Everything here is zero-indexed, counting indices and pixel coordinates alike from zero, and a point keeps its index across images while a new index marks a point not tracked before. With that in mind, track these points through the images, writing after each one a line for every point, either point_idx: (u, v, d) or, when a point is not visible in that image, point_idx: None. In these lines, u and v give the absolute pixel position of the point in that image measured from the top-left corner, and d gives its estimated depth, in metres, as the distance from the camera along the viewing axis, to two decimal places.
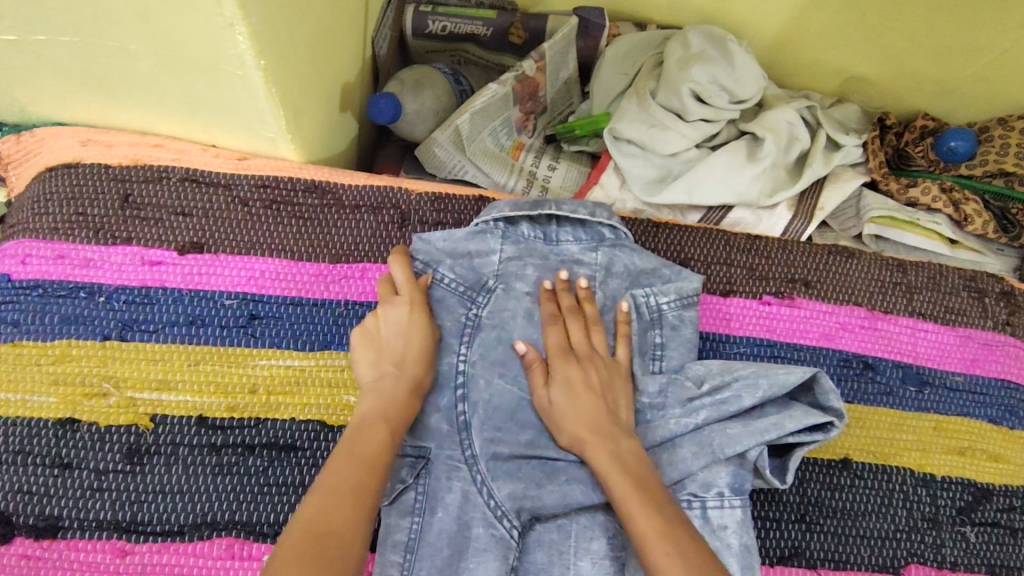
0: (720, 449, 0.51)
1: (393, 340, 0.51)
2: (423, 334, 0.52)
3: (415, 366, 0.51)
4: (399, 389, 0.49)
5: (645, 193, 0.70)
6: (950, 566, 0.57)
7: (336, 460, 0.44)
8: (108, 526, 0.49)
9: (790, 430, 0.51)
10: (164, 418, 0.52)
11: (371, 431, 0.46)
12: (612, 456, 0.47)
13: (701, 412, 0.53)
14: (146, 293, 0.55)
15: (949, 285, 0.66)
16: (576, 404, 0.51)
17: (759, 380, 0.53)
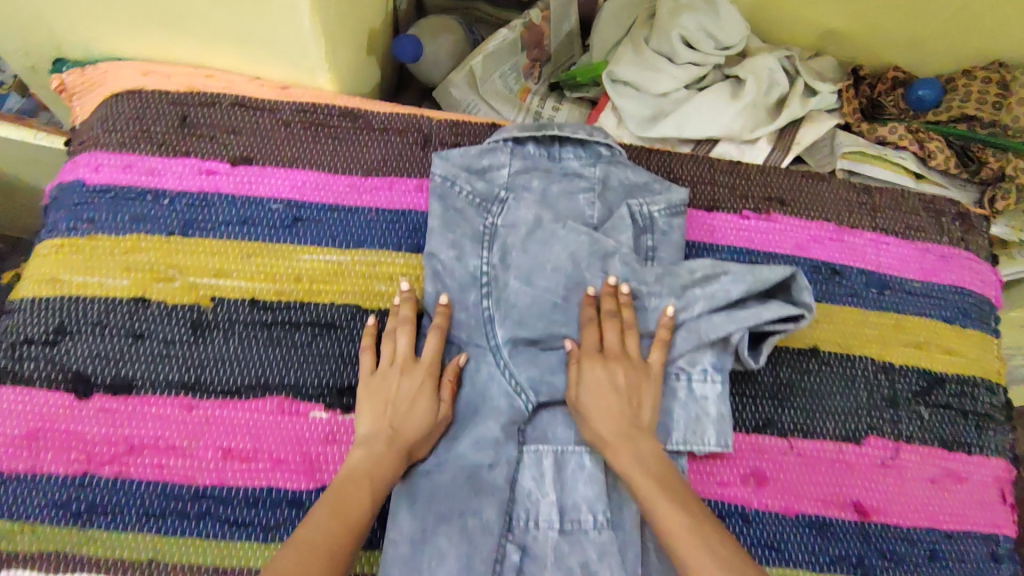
0: (703, 333, 0.58)
1: (397, 405, 0.55)
2: (423, 401, 0.55)
3: (412, 433, 0.54)
4: (388, 449, 0.53)
5: (640, 129, 0.78)
6: (905, 438, 0.65)
7: (317, 519, 0.47)
8: (176, 385, 0.57)
9: (766, 318, 0.57)
10: (222, 300, 0.60)
11: (354, 493, 0.49)
12: (633, 457, 0.52)
13: (696, 303, 0.58)
14: (203, 197, 0.63)
15: (910, 206, 0.74)
16: (602, 409, 0.54)
17: (743, 276, 0.59)
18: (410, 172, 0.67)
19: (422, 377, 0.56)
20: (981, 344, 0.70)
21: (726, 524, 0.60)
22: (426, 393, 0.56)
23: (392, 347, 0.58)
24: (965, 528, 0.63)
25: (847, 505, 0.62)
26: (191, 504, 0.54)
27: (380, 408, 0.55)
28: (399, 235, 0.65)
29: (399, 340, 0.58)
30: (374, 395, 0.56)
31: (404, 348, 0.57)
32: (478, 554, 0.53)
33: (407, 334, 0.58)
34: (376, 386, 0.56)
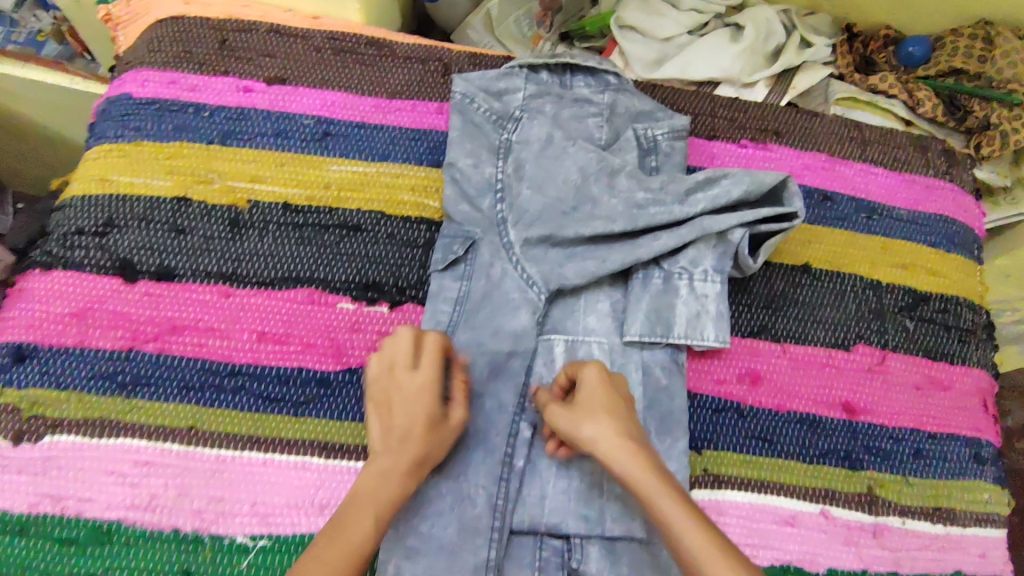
0: (706, 225, 0.62)
1: (400, 411, 0.51)
2: (431, 407, 0.51)
3: (418, 439, 0.50)
4: (391, 461, 0.49)
5: (646, 71, 0.84)
6: (891, 347, 0.69)
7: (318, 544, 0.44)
8: (215, 275, 0.62)
9: (764, 213, 0.62)
10: (257, 202, 0.65)
11: (356, 513, 0.46)
12: (643, 467, 0.48)
13: (698, 204, 0.63)
14: (241, 112, 0.68)
15: (897, 142, 0.79)
16: (597, 414, 0.51)
17: (742, 178, 0.63)
18: (431, 96, 0.72)
19: (425, 386, 0.52)
20: (964, 268, 0.75)
21: (723, 417, 0.64)
22: (429, 406, 0.51)
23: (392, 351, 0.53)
24: (948, 430, 0.67)
25: (837, 404, 0.66)
26: (228, 379, 0.59)
27: (383, 418, 0.51)
28: (421, 150, 0.69)
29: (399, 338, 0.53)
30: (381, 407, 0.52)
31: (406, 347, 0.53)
32: (494, 428, 0.58)
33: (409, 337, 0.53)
34: (378, 392, 0.52)
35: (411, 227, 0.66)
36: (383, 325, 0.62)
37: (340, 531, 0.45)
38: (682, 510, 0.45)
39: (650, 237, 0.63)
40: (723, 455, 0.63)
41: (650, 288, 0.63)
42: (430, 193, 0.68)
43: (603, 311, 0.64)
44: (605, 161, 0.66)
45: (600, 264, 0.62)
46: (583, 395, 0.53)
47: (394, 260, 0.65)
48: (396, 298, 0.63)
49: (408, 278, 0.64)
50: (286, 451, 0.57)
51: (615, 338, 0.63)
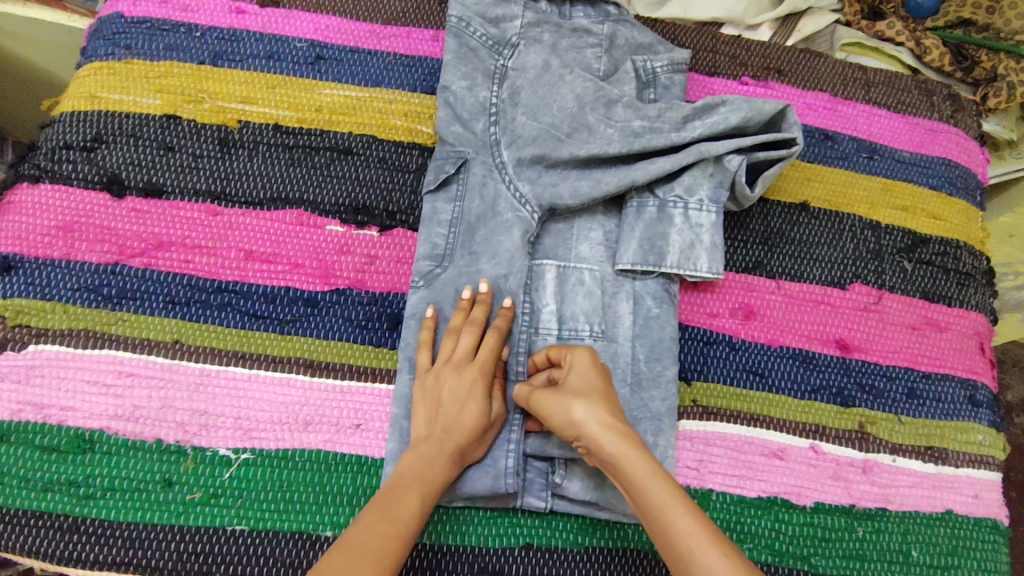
0: (704, 149, 0.61)
1: (448, 407, 0.53)
2: (476, 413, 0.53)
3: (463, 436, 0.52)
4: (437, 453, 0.51)
5: (647, 10, 0.83)
6: (888, 288, 0.68)
7: (364, 522, 0.46)
8: (204, 194, 0.61)
9: (762, 139, 0.62)
10: (248, 123, 0.64)
11: (406, 495, 0.48)
12: (633, 453, 0.46)
13: (696, 130, 0.63)
14: (233, 33, 0.67)
15: (901, 84, 0.77)
16: (586, 401, 0.49)
17: (741, 106, 0.64)
18: (428, 24, 0.71)
19: (471, 383, 0.54)
20: (965, 212, 0.73)
21: (714, 349, 0.63)
22: (473, 408, 0.53)
23: (451, 346, 0.56)
24: (944, 370, 0.66)
25: (830, 340, 0.65)
26: (214, 295, 0.58)
27: (431, 409, 0.53)
28: (416, 77, 0.68)
29: (461, 340, 0.56)
30: (429, 394, 0.54)
31: (464, 349, 0.55)
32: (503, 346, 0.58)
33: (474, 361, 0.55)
34: (431, 386, 0.54)
35: (403, 152, 0.65)
36: (372, 247, 0.61)
37: (393, 495, 0.48)
38: (672, 501, 0.44)
39: (646, 163, 0.62)
40: (712, 387, 0.62)
41: (645, 216, 0.62)
42: (423, 119, 0.67)
43: (596, 240, 0.63)
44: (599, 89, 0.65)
45: (595, 186, 0.62)
46: (573, 378, 0.52)
47: (386, 184, 0.64)
48: (386, 223, 0.62)
49: (399, 203, 0.63)
50: (270, 367, 0.57)
51: (606, 266, 0.62)
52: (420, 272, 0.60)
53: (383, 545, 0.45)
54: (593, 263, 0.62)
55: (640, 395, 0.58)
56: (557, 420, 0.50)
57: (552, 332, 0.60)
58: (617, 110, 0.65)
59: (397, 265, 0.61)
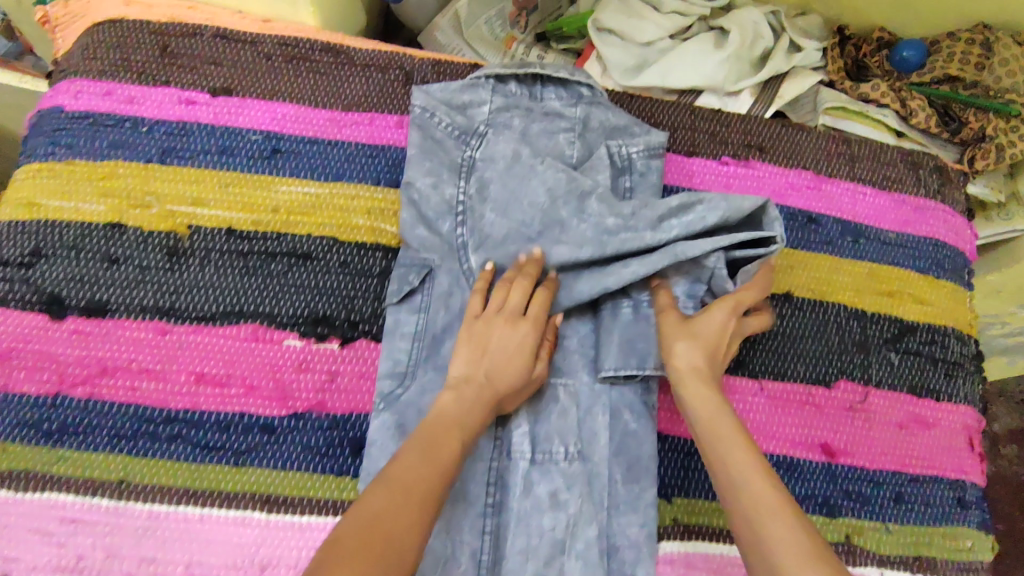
0: (680, 253, 0.58)
1: (495, 356, 0.53)
2: (521, 368, 0.54)
3: (503, 386, 0.53)
4: (476, 398, 0.52)
5: (624, 78, 0.79)
6: (874, 383, 0.66)
7: (406, 461, 0.45)
8: (151, 311, 0.57)
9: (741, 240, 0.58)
10: (198, 228, 0.60)
11: (444, 440, 0.48)
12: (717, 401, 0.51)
13: (671, 231, 0.59)
14: (182, 126, 0.63)
15: (887, 158, 0.75)
16: (700, 342, 0.54)
17: (719, 203, 0.60)
18: (391, 108, 0.67)
19: (517, 336, 0.54)
20: (952, 295, 0.71)
21: (696, 461, 0.61)
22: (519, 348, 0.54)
23: (502, 299, 0.56)
24: (931, 472, 0.64)
25: (815, 445, 0.63)
26: (163, 426, 0.55)
27: (475, 353, 0.54)
28: (378, 169, 0.64)
29: (511, 294, 0.56)
30: (473, 337, 0.55)
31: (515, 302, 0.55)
32: (472, 478, 0.55)
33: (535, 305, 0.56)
34: (477, 330, 0.55)
35: (365, 255, 0.61)
36: (333, 363, 0.58)
37: (432, 444, 0.47)
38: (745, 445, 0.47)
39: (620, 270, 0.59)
40: (695, 503, 0.59)
41: (621, 325, 0.59)
42: (387, 217, 0.63)
43: (569, 348, 0.60)
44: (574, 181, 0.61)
45: (566, 296, 0.60)
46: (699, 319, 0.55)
47: (347, 291, 0.60)
48: (348, 335, 0.59)
49: (362, 311, 0.60)
50: (224, 505, 0.53)
51: (582, 375, 0.59)
52: (381, 392, 0.56)
53: (423, 488, 0.44)
54: (568, 375, 0.59)
55: (617, 520, 0.56)
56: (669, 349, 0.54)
57: (524, 454, 0.56)
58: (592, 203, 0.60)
59: (360, 382, 0.58)
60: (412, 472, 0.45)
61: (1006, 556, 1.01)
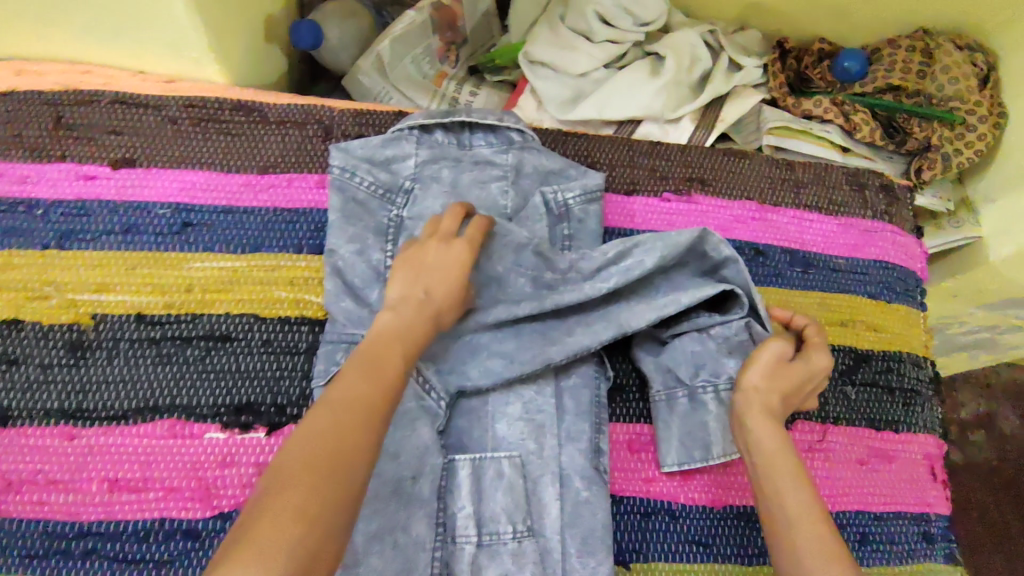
0: (624, 323, 0.57)
1: (434, 275, 0.50)
2: (461, 279, 0.51)
3: (440, 303, 0.49)
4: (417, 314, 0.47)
5: (560, 112, 0.76)
6: (832, 420, 0.64)
7: (349, 376, 0.41)
8: (56, 415, 0.53)
9: (685, 304, 0.57)
10: (104, 317, 0.56)
11: (389, 353, 0.44)
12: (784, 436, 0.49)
13: (609, 281, 0.58)
14: (81, 205, 0.58)
15: (832, 180, 0.73)
16: (787, 376, 0.52)
17: (654, 245, 0.58)
18: (311, 167, 0.63)
19: (456, 255, 0.51)
20: (906, 318, 0.70)
21: (653, 522, 0.58)
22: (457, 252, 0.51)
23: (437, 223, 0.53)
24: (896, 508, 0.63)
25: None
26: (76, 542, 0.51)
27: (413, 274, 0.50)
28: (299, 236, 0.60)
29: (446, 220, 0.54)
30: (409, 263, 0.50)
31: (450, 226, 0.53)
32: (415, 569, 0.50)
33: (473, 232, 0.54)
34: (412, 254, 0.51)
35: (290, 331, 0.58)
36: (259, 454, 0.54)
37: (376, 359, 0.43)
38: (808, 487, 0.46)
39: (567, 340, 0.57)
40: (655, 566, 0.57)
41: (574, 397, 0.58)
42: (312, 287, 0.59)
43: (514, 415, 0.57)
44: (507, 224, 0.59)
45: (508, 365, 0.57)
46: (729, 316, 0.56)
47: (272, 372, 0.56)
48: (274, 421, 0.55)
49: (289, 392, 0.56)
50: None
51: (529, 443, 0.56)
52: None
53: (370, 401, 0.40)
54: (513, 445, 0.56)
55: None
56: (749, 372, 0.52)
57: (471, 538, 0.53)
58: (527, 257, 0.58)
59: None
60: (359, 388, 0.40)
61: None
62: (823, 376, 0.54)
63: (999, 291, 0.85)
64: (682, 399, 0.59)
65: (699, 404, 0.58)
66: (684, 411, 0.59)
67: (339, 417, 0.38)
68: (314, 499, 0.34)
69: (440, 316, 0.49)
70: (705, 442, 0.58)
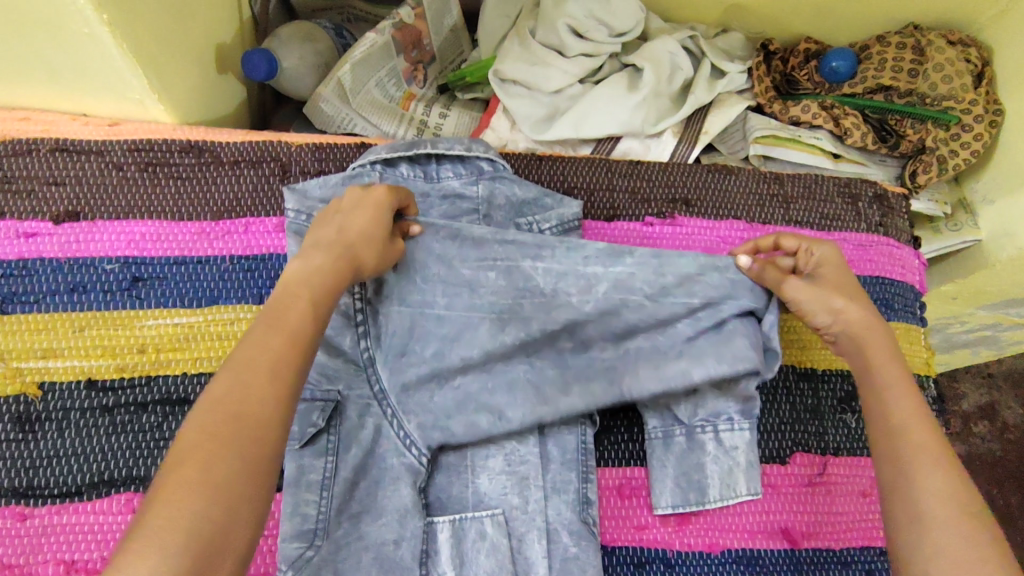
0: (626, 389, 0.54)
1: (348, 218, 0.46)
2: (381, 218, 0.47)
3: (358, 241, 0.45)
4: (330, 258, 0.43)
5: (535, 131, 0.72)
6: (832, 451, 0.60)
7: (252, 335, 0.37)
8: (7, 494, 0.50)
9: (696, 378, 0.52)
10: (53, 385, 0.52)
11: (293, 302, 0.40)
12: (897, 395, 0.45)
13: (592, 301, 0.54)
14: (23, 265, 0.55)
15: (823, 192, 0.69)
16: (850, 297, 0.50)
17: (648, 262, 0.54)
18: (269, 210, 0.59)
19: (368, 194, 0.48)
20: (905, 336, 0.67)
21: (647, 572, 0.55)
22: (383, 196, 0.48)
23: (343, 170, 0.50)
24: None
25: (776, 532, 0.57)
26: None
27: (327, 219, 0.46)
28: (260, 285, 0.57)
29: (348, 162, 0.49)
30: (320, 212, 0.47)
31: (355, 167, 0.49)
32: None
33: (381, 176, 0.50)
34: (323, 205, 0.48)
35: None
36: None
37: (279, 309, 0.39)
38: (931, 448, 0.43)
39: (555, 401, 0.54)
40: None
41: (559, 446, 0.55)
42: None
43: (496, 469, 0.54)
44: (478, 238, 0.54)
45: (495, 420, 0.53)
46: (824, 273, 0.52)
47: None
48: None
49: None
50: None
51: (512, 498, 0.53)
52: (287, 557, 0.47)
53: (271, 355, 0.37)
54: (496, 501, 0.53)
55: None
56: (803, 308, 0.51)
57: None
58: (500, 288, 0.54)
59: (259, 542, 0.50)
60: (260, 345, 0.37)
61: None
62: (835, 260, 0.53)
63: (1001, 291, 0.82)
64: (680, 438, 0.56)
65: (696, 444, 0.56)
66: (681, 450, 0.56)
67: (240, 384, 0.35)
68: (218, 468, 0.32)
69: (358, 255, 0.45)
70: (701, 485, 0.55)
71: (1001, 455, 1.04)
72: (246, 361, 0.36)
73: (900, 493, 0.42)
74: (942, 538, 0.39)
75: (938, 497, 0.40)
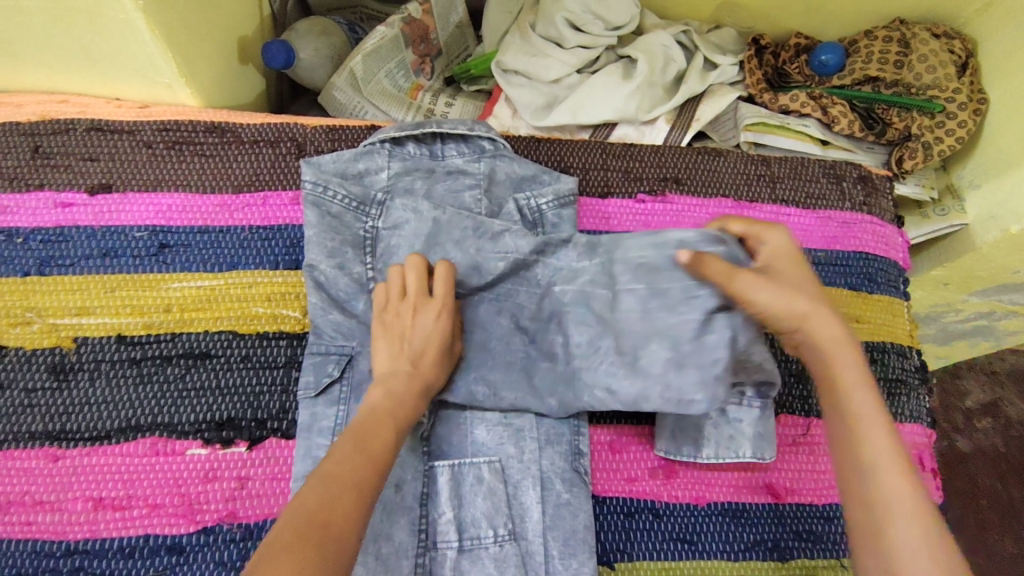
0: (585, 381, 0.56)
1: (414, 341, 0.53)
2: (443, 342, 0.54)
3: (430, 366, 0.53)
4: (409, 385, 0.51)
5: (534, 119, 0.77)
6: (816, 413, 0.63)
7: (340, 453, 0.44)
8: (41, 437, 0.54)
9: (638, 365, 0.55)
10: (85, 340, 0.57)
11: (378, 428, 0.47)
12: (881, 444, 0.41)
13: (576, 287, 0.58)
14: (59, 232, 0.59)
15: (809, 173, 0.73)
16: (812, 309, 0.45)
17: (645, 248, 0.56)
18: (285, 185, 0.64)
19: (432, 308, 0.54)
20: (888, 309, 0.70)
21: (636, 521, 0.58)
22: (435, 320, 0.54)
23: (400, 283, 0.55)
24: None
25: (760, 487, 0.60)
26: (63, 560, 0.51)
27: (393, 340, 0.53)
28: (275, 252, 0.61)
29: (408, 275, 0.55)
30: (387, 330, 0.54)
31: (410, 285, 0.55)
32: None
33: (420, 270, 0.55)
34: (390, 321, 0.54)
35: (268, 345, 0.58)
36: (241, 467, 0.55)
37: (362, 436, 0.46)
38: (910, 504, 0.39)
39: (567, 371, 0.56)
40: (640, 566, 0.57)
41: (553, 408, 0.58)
42: (290, 302, 0.60)
43: (493, 421, 0.57)
44: (496, 232, 0.59)
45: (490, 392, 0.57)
46: (781, 269, 0.48)
47: (252, 386, 0.57)
48: (255, 435, 0.55)
49: (269, 407, 0.57)
50: None
51: (508, 448, 0.56)
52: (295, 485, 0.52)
53: (357, 475, 0.43)
54: (493, 450, 0.56)
55: None
56: (764, 310, 0.46)
57: (451, 544, 0.53)
58: (505, 269, 0.58)
59: (272, 484, 0.54)
60: (340, 462, 0.43)
61: (995, 532, 1.00)
62: (792, 251, 0.50)
63: (990, 276, 0.85)
64: None
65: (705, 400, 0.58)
66: None
67: (325, 484, 0.41)
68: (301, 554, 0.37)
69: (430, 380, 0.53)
70: (695, 438, 0.58)
71: (1004, 451, 1.05)
72: (333, 472, 0.42)
73: (874, 551, 0.38)
74: (910, 535, 0.38)
75: (916, 543, 0.37)
